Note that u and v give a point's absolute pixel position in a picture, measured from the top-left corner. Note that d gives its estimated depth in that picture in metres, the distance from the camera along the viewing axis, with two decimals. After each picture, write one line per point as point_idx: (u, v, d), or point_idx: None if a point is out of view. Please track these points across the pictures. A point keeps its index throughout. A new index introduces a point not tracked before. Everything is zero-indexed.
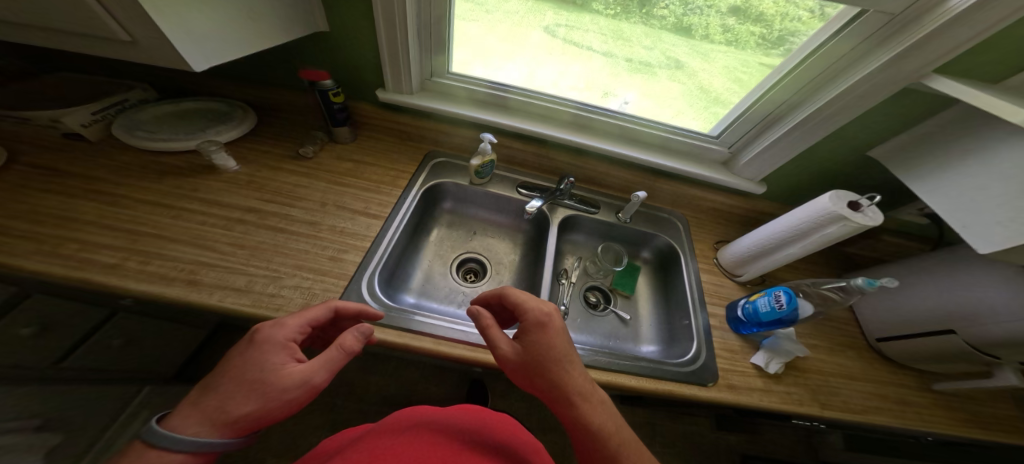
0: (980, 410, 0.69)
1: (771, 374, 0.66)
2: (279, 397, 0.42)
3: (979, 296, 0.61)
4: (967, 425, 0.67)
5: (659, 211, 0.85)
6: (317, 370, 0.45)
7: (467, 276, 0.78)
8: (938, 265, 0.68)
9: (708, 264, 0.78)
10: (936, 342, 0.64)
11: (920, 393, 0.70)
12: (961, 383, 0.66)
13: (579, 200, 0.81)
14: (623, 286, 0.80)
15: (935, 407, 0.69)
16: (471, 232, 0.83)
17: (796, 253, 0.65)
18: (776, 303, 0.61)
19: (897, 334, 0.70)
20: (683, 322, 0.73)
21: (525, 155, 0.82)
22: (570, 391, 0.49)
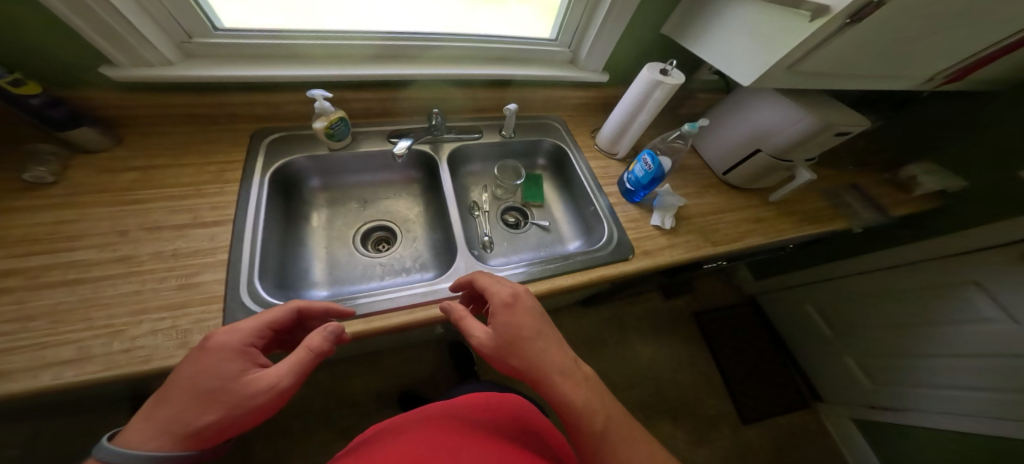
0: (793, 208, 0.97)
1: (669, 228, 0.79)
2: (244, 405, 0.37)
3: (768, 119, 0.85)
4: (793, 220, 0.93)
5: (536, 118, 0.86)
6: (284, 373, 0.40)
7: (374, 247, 0.74)
8: (741, 107, 0.91)
9: (592, 154, 0.85)
10: (756, 162, 0.88)
11: (765, 207, 0.93)
12: (783, 190, 0.91)
13: (457, 131, 0.78)
14: (534, 198, 0.83)
15: (776, 216, 0.92)
16: (359, 203, 0.77)
17: (645, 120, 0.76)
18: (647, 166, 0.73)
19: (732, 166, 0.93)
20: (590, 208, 0.80)
21: (382, 107, 0.75)
22: (546, 369, 0.47)
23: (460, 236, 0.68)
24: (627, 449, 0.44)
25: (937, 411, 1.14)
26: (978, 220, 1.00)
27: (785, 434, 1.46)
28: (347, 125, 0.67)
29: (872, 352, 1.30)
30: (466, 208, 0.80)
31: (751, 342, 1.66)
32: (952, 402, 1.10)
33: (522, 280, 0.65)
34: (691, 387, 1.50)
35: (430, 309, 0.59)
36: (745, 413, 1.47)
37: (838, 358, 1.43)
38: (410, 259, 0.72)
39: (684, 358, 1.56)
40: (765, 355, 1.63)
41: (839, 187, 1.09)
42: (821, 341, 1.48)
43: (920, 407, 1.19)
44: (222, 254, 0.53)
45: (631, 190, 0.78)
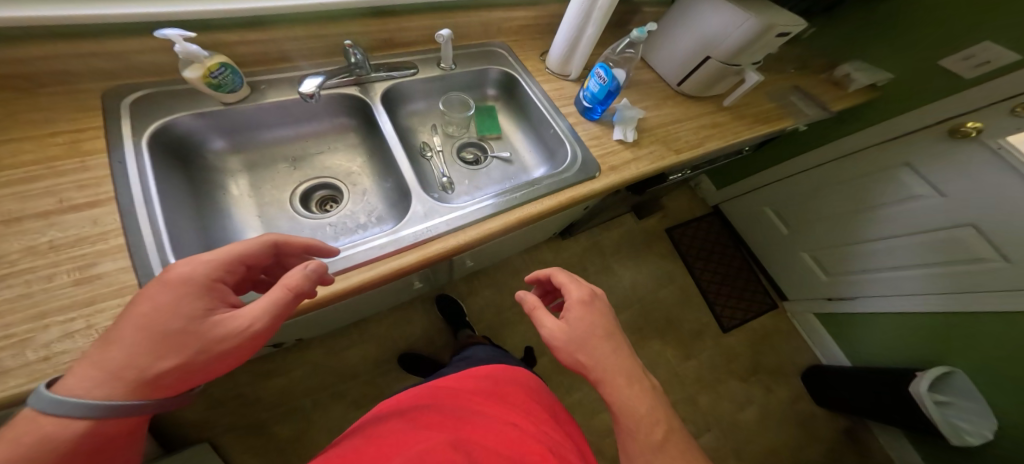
0: (744, 108, 0.99)
1: (632, 142, 0.78)
2: (211, 350, 0.34)
3: (714, 26, 0.84)
4: (747, 121, 0.95)
5: (477, 47, 0.79)
6: (259, 315, 0.37)
7: (320, 207, 0.72)
8: (687, 17, 0.89)
9: (543, 77, 0.80)
10: (706, 70, 0.87)
11: (719, 112, 0.94)
12: (735, 95, 0.91)
13: (387, 67, 0.69)
14: (491, 130, 0.80)
15: (731, 119, 0.94)
16: (291, 163, 0.72)
17: (595, 33, 0.72)
18: (601, 79, 0.69)
19: (684, 77, 0.91)
20: (550, 130, 0.76)
21: (293, 49, 0.64)
22: (609, 372, 0.49)
23: (411, 178, 0.64)
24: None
25: (884, 294, 1.28)
26: (919, 101, 1.07)
27: (758, 329, 1.60)
28: (235, 73, 0.57)
29: (826, 243, 1.40)
30: (417, 150, 0.76)
31: (719, 251, 1.75)
32: (896, 282, 1.24)
33: (486, 215, 0.61)
34: (674, 302, 1.58)
35: (396, 260, 0.54)
36: (724, 321, 1.57)
37: (795, 254, 1.54)
38: (364, 214, 0.71)
39: (661, 276, 1.62)
40: (733, 263, 1.74)
41: (785, 87, 1.12)
42: (778, 239, 1.58)
43: (867, 292, 1.33)
44: (115, 239, 0.45)
45: (589, 107, 0.75)
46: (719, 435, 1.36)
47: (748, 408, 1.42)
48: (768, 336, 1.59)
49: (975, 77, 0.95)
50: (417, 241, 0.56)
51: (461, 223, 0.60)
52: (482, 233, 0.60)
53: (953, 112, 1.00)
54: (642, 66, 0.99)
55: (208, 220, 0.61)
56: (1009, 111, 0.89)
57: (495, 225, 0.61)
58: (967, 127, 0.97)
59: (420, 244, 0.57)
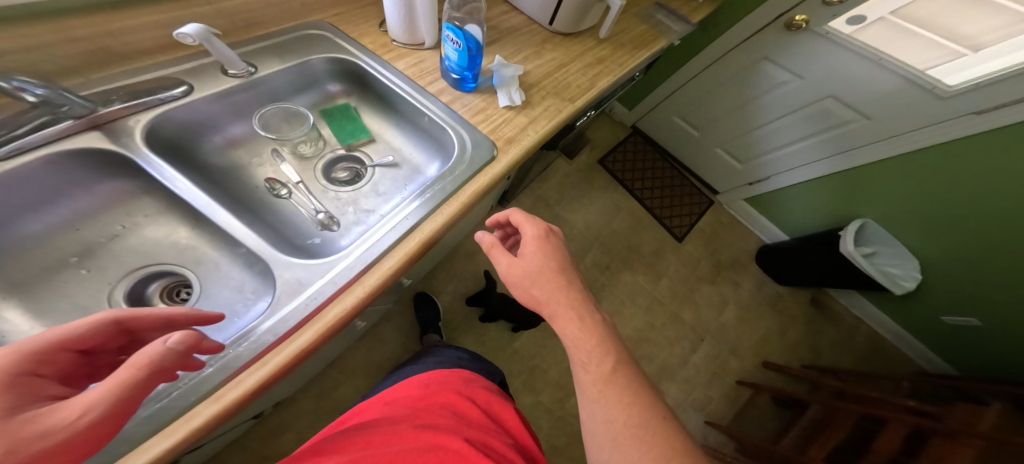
0: (621, 36, 0.93)
1: (522, 103, 0.66)
2: (21, 452, 0.22)
3: None
4: (629, 49, 0.90)
5: (282, 37, 0.57)
6: (100, 400, 0.25)
7: (168, 303, 0.48)
8: None
9: (392, 53, 0.63)
10: (568, 4, 0.76)
11: (599, 46, 0.86)
12: (608, 23, 0.82)
13: (126, 95, 0.44)
14: (354, 135, 0.60)
15: (613, 50, 0.87)
16: (79, 265, 0.46)
17: None
18: (455, 44, 0.55)
19: (552, 15, 0.80)
20: (423, 118, 0.61)
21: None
22: (562, 305, 0.43)
23: (254, 241, 0.45)
24: (612, 408, 0.39)
25: (784, 170, 1.43)
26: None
27: (707, 229, 1.69)
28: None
29: (731, 135, 1.50)
30: (262, 192, 0.55)
31: (649, 167, 1.77)
32: (789, 158, 1.38)
33: (379, 254, 0.46)
34: (628, 229, 1.58)
35: (291, 345, 0.40)
36: (676, 231, 1.63)
37: (710, 151, 1.62)
38: (236, 294, 0.49)
39: (609, 208, 1.61)
40: (664, 176, 1.76)
41: (648, 6, 1.08)
42: (694, 141, 1.64)
43: (774, 172, 1.47)
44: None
45: (459, 78, 0.60)
46: (712, 343, 1.45)
47: (724, 306, 1.53)
48: (715, 232, 1.69)
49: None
50: (308, 314, 0.42)
51: (353, 273, 0.45)
52: (387, 275, 0.46)
53: (784, 8, 1.09)
54: (507, 9, 0.86)
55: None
56: (824, 2, 0.99)
57: (393, 262, 0.47)
58: (797, 21, 1.07)
59: (311, 317, 0.42)
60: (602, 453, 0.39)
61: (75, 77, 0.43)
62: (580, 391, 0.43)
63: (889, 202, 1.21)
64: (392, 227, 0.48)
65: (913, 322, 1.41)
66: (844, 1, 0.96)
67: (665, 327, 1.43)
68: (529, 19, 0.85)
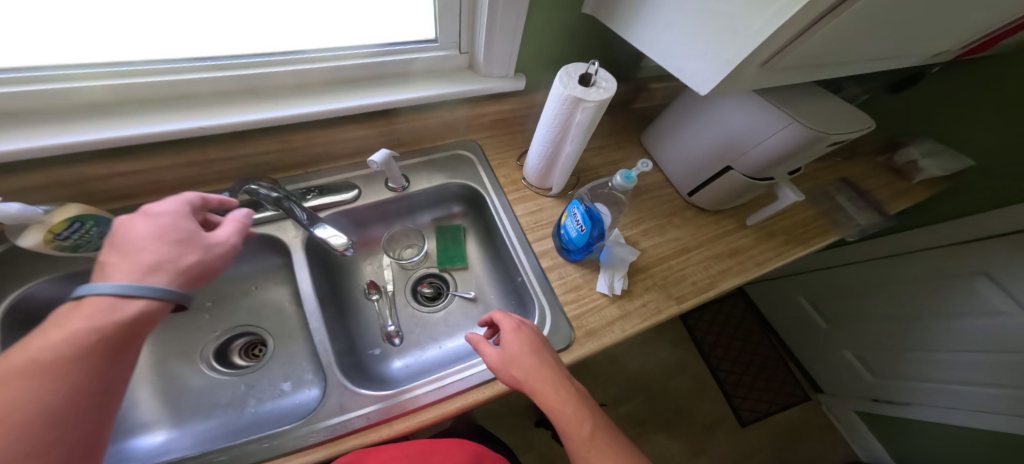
0: (777, 225, 0.79)
1: (622, 291, 0.61)
2: (214, 252, 0.40)
3: (735, 131, 0.59)
4: (782, 245, 0.75)
5: (436, 154, 0.65)
6: (227, 235, 0.42)
7: (245, 357, 0.57)
8: (696, 111, 0.65)
9: (519, 193, 0.65)
10: (724, 183, 0.64)
11: (741, 233, 0.74)
12: (764, 213, 0.70)
13: (322, 190, 0.57)
14: (451, 261, 0.67)
15: (757, 241, 0.74)
16: (207, 309, 0.58)
17: (575, 150, 0.53)
18: (579, 226, 0.52)
19: (696, 187, 0.69)
20: (517, 279, 0.63)
21: (193, 174, 0.50)
22: (547, 395, 0.41)
23: (326, 349, 0.49)
24: None
25: (939, 405, 1.06)
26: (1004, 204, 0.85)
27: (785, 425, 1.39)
28: (102, 224, 0.44)
29: (873, 345, 1.18)
30: (359, 292, 0.63)
31: (743, 338, 1.55)
32: (953, 396, 1.02)
33: (418, 401, 0.44)
34: (684, 393, 1.40)
35: (301, 457, 0.40)
36: (743, 414, 1.38)
37: (836, 351, 1.31)
38: (284, 379, 0.55)
39: (668, 364, 1.45)
40: (757, 351, 1.53)
41: (829, 182, 0.91)
42: (817, 331, 1.36)
43: (916, 398, 1.11)
44: None
45: (571, 248, 0.57)
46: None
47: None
48: (795, 432, 1.38)
49: None
50: (330, 436, 0.41)
51: (388, 411, 0.44)
52: (445, 415, 0.44)
53: None
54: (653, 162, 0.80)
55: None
56: None
57: (429, 416, 0.44)
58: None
59: (333, 437, 0.41)
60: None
61: (297, 170, 0.57)
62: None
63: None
64: (466, 373, 0.47)
65: None
66: None
67: None
68: (665, 178, 0.77)
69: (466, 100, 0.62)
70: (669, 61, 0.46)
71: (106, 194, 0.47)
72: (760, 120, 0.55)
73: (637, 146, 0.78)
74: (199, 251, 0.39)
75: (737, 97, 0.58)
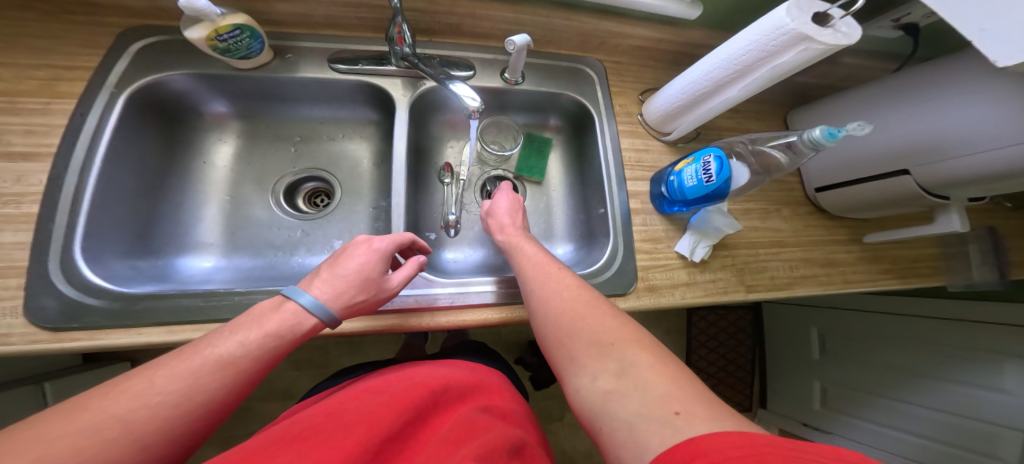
0: (886, 253, 0.70)
1: (698, 261, 0.60)
2: (379, 295, 0.43)
3: (943, 129, 0.48)
4: (881, 274, 0.68)
5: (562, 62, 0.61)
6: (398, 284, 0.44)
7: (307, 202, 0.61)
8: (905, 88, 0.53)
9: (630, 127, 0.61)
10: (883, 185, 0.56)
11: (846, 246, 0.68)
12: (893, 235, 0.63)
13: (440, 62, 0.54)
14: (530, 172, 0.66)
15: (858, 260, 0.67)
16: (294, 144, 0.60)
17: (739, 97, 0.47)
18: (705, 175, 0.48)
19: (836, 183, 0.62)
20: (598, 210, 0.63)
21: (336, 14, 0.49)
22: (531, 261, 0.48)
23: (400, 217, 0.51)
24: (582, 361, 0.36)
25: (856, 439, 1.15)
26: None
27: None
28: (255, 39, 0.45)
29: (849, 384, 1.16)
30: (434, 172, 0.64)
31: (728, 346, 1.54)
32: (876, 435, 1.10)
33: (440, 302, 0.51)
34: None
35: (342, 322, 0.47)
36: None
37: (806, 380, 1.31)
38: (337, 236, 0.58)
39: None
40: (735, 360, 1.53)
41: (972, 228, 0.77)
42: (804, 362, 1.31)
43: (844, 430, 1.17)
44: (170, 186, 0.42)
45: (679, 199, 0.54)
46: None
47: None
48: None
49: None
50: (373, 308, 0.49)
51: (421, 302, 0.50)
52: (456, 323, 0.51)
53: None
54: None
55: (156, 205, 0.51)
56: None
57: (453, 318, 0.51)
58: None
59: (368, 312, 0.49)
60: (621, 412, 0.30)
61: (423, 36, 0.55)
62: (569, 358, 0.38)
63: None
64: (462, 292, 0.52)
65: None
66: None
67: None
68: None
69: (617, 12, 0.55)
70: (988, 15, 0.35)
71: (265, 16, 0.48)
72: (993, 125, 0.44)
73: (770, 124, 0.69)
74: (370, 293, 0.41)
75: (984, 88, 0.45)
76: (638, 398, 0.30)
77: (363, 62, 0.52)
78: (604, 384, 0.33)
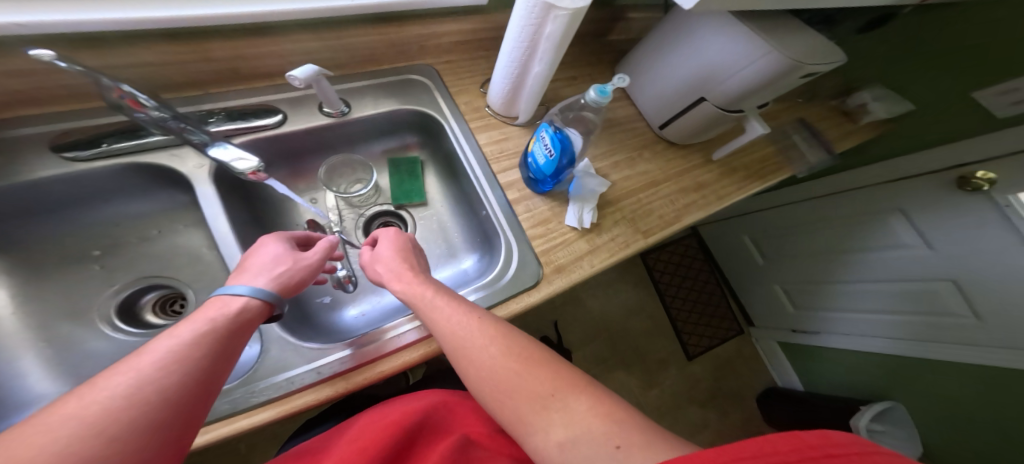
0: (738, 160, 0.80)
1: (590, 225, 0.61)
2: (304, 264, 0.41)
3: (711, 60, 0.57)
4: (743, 181, 0.77)
5: (385, 79, 0.57)
6: (319, 253, 0.44)
7: (160, 314, 0.51)
8: (675, 35, 0.62)
9: (482, 122, 0.60)
10: (695, 114, 0.63)
11: (706, 167, 0.74)
12: (731, 147, 0.70)
13: (232, 115, 0.47)
14: (408, 196, 0.61)
15: (722, 177, 0.75)
16: (97, 259, 0.50)
17: (544, 70, 0.49)
18: (548, 151, 0.51)
19: (667, 120, 0.69)
20: (483, 212, 0.60)
21: (26, 90, 0.41)
22: (444, 317, 0.41)
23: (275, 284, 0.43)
24: (530, 418, 0.34)
25: (846, 333, 1.23)
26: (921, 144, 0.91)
27: (722, 355, 1.56)
28: None
29: (800, 279, 1.31)
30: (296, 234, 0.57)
31: (693, 278, 1.66)
32: (856, 323, 1.19)
33: (366, 353, 0.43)
34: (643, 331, 1.52)
35: (246, 420, 0.38)
36: (690, 349, 1.51)
37: (767, 286, 1.45)
38: None
39: (634, 305, 1.54)
40: (705, 288, 1.66)
41: (796, 118, 0.92)
42: (754, 268, 1.47)
43: (828, 327, 1.28)
44: None
45: (538, 179, 0.55)
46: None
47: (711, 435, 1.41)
48: (731, 363, 1.55)
49: (1010, 117, 0.74)
50: (280, 394, 0.39)
51: (340, 367, 0.42)
52: (388, 373, 0.43)
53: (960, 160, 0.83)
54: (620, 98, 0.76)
55: None
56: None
57: (386, 370, 0.43)
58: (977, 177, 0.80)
59: (279, 398, 0.39)
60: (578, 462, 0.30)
61: (196, 89, 0.48)
62: (516, 419, 0.35)
63: (952, 394, 1.01)
64: (391, 336, 0.44)
65: None
66: None
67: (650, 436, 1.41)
68: (638, 112, 0.75)
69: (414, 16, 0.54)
70: None
71: None
72: (737, 48, 0.53)
73: (608, 82, 0.74)
74: (297, 264, 0.41)
75: (717, 22, 0.55)
76: (586, 444, 0.31)
77: (112, 140, 0.44)
78: (555, 436, 0.32)
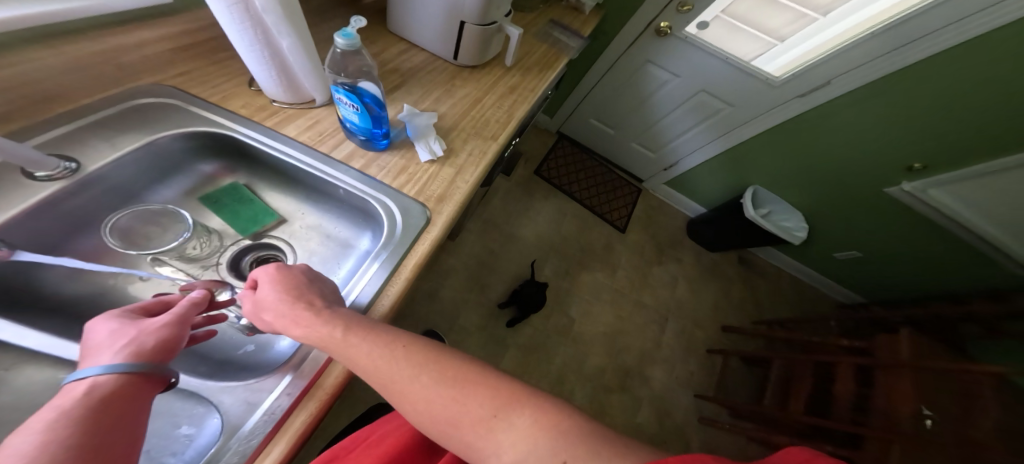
0: (528, 56, 0.92)
1: (443, 152, 0.63)
2: (162, 324, 0.34)
3: None
4: (543, 71, 0.89)
5: (100, 113, 0.47)
6: (181, 310, 0.36)
7: None
8: None
9: (278, 117, 0.56)
10: (468, 35, 0.70)
11: (508, 74, 0.84)
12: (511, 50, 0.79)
13: None
14: (257, 222, 0.56)
15: (525, 75, 0.86)
16: None
17: (292, 42, 0.47)
18: (353, 108, 0.48)
19: (455, 49, 0.74)
20: (339, 191, 0.55)
21: None
22: (364, 357, 0.35)
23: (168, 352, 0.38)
24: (481, 443, 0.32)
25: (688, 152, 1.71)
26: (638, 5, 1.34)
27: (643, 215, 1.91)
28: None
29: (642, 130, 1.75)
30: None
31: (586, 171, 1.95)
32: (687, 142, 1.68)
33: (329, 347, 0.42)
34: (577, 231, 1.75)
35: None
36: (619, 224, 1.83)
37: (627, 146, 1.87)
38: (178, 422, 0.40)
39: (556, 216, 1.76)
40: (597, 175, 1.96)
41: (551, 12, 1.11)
42: (611, 137, 1.87)
43: (681, 155, 1.74)
44: None
45: (368, 138, 0.53)
46: (676, 319, 1.67)
47: (675, 282, 1.76)
48: (648, 216, 1.91)
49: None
50: (269, 428, 0.36)
51: (308, 375, 0.39)
52: None
53: (652, 16, 1.33)
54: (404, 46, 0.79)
55: None
56: (680, 11, 1.27)
57: None
58: (663, 28, 1.33)
59: (275, 431, 0.36)
60: None
61: None
62: (463, 445, 0.33)
63: (749, 150, 1.57)
64: None
65: (817, 262, 1.83)
66: (692, 6, 1.24)
67: (633, 315, 1.62)
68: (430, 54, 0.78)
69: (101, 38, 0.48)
70: None
71: None
72: None
73: (384, 37, 0.77)
74: (152, 327, 0.33)
75: None
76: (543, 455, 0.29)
77: None
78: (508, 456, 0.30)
